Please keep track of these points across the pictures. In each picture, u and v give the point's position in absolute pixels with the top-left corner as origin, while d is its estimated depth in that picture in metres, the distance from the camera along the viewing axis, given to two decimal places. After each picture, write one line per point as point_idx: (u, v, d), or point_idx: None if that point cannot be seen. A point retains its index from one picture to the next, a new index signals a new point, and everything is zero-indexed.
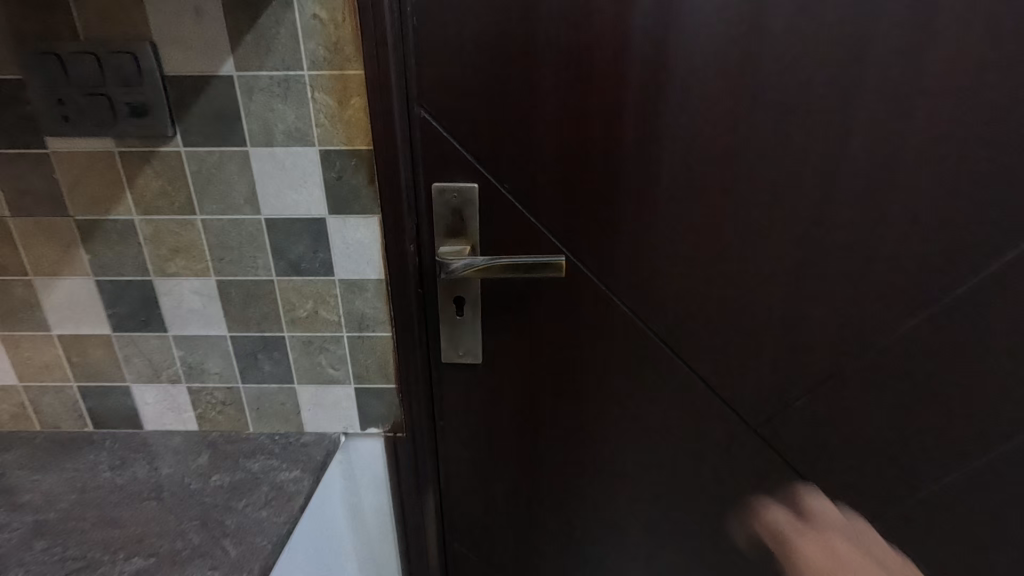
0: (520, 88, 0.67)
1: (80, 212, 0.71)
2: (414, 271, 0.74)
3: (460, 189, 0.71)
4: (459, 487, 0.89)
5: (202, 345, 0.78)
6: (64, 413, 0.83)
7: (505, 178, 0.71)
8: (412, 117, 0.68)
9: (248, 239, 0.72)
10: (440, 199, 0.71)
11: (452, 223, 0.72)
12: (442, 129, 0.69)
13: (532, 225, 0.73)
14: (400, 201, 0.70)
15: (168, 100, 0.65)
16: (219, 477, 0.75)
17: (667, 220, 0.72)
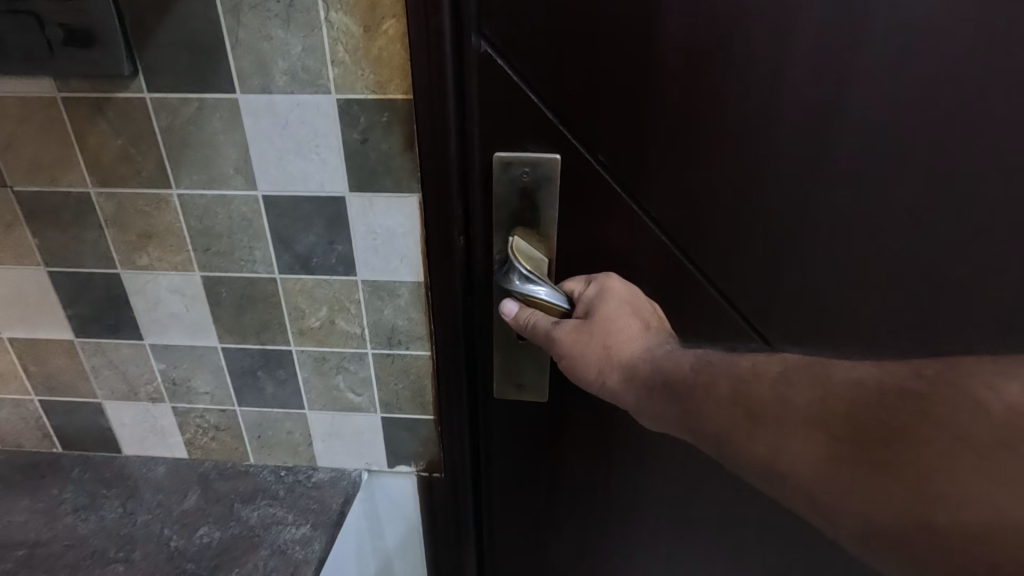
0: (633, 13, 0.44)
1: (20, 182, 0.53)
2: (465, 275, 0.55)
3: (533, 164, 0.50)
4: (505, 538, 0.70)
5: (189, 358, 0.60)
6: (26, 431, 0.67)
7: (599, 150, 0.49)
8: (469, 55, 0.47)
9: (241, 223, 0.53)
10: (505, 178, 0.51)
11: (519, 212, 0.52)
12: (511, 72, 0.47)
13: (634, 217, 0.51)
14: (449, 178, 0.50)
15: (122, 21, 0.45)
16: (207, 532, 0.59)
17: (832, 211, 0.49)
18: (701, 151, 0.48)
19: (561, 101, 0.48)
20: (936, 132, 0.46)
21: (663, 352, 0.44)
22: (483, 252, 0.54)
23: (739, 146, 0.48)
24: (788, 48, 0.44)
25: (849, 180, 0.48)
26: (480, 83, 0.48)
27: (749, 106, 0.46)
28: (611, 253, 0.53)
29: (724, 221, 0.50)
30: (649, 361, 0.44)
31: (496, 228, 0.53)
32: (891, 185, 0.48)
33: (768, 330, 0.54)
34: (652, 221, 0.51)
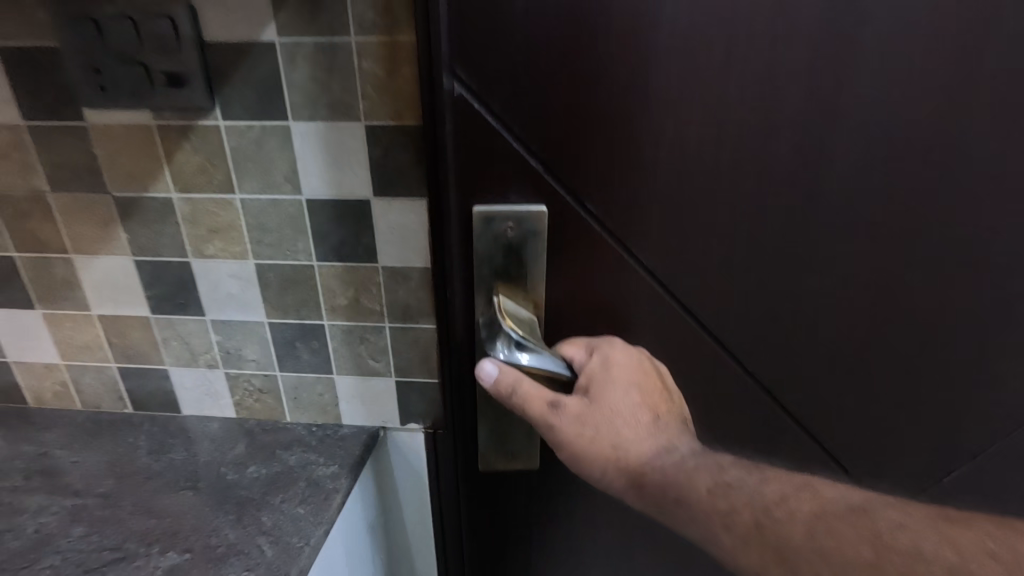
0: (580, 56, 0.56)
1: (117, 189, 0.68)
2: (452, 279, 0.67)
3: (506, 198, 0.62)
4: (483, 528, 0.82)
5: (241, 330, 0.75)
6: (104, 394, 0.81)
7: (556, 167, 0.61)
8: (446, 94, 0.58)
9: (288, 220, 0.67)
10: (485, 220, 0.63)
11: (495, 241, 0.64)
12: (482, 108, 0.58)
13: (584, 222, 0.63)
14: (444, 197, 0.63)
15: (207, 69, 0.60)
16: (256, 468, 0.72)
17: (747, 208, 0.62)
18: (638, 165, 0.60)
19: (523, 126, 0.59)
20: (816, 146, 0.59)
21: (675, 459, 0.61)
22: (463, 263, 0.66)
23: (672, 160, 0.60)
24: (704, 80, 0.56)
25: (756, 184, 0.61)
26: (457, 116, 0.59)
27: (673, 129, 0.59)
28: (568, 255, 0.65)
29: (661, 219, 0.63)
30: (659, 469, 0.60)
31: (477, 252, 0.65)
32: (787, 187, 0.61)
33: (699, 304, 0.67)
34: (600, 227, 0.64)
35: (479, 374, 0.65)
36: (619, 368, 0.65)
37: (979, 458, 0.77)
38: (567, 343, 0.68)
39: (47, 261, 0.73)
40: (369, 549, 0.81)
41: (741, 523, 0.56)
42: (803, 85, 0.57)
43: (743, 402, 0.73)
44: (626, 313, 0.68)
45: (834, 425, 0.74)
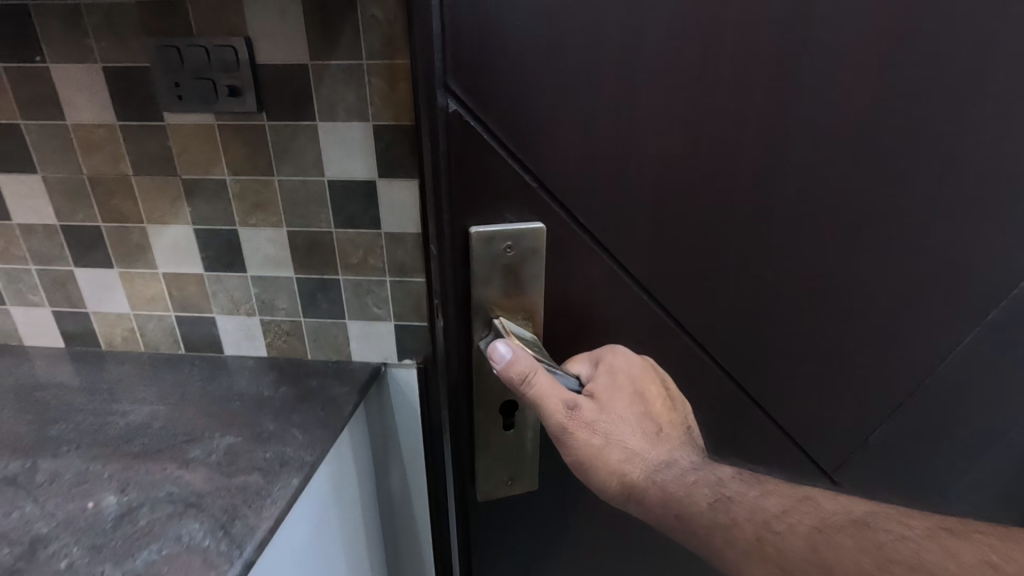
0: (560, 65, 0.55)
1: (184, 172, 0.89)
2: (449, 295, 0.65)
3: (502, 217, 0.62)
4: (489, 537, 0.81)
5: (274, 284, 0.96)
6: (164, 339, 1.03)
7: (544, 173, 0.60)
8: (438, 107, 0.56)
9: (313, 197, 0.89)
10: (486, 241, 0.62)
11: (496, 260, 0.63)
12: (478, 123, 0.57)
13: (572, 230, 0.63)
14: (440, 214, 0.62)
15: (258, 83, 0.82)
16: (286, 387, 0.93)
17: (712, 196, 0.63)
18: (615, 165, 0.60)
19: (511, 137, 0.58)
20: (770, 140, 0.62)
21: (685, 465, 0.68)
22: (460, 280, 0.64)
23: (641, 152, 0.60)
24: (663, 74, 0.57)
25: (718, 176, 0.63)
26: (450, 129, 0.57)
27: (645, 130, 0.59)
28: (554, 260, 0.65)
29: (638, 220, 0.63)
30: (664, 484, 0.65)
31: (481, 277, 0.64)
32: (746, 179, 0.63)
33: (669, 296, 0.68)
34: (588, 237, 0.64)
35: (491, 354, 0.63)
36: (628, 379, 0.68)
37: (926, 432, 0.81)
38: (570, 361, 0.69)
39: (126, 230, 0.95)
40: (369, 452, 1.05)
41: (740, 540, 0.58)
42: (755, 83, 0.59)
43: (711, 388, 0.73)
44: (599, 305, 0.68)
45: (801, 412, 0.77)
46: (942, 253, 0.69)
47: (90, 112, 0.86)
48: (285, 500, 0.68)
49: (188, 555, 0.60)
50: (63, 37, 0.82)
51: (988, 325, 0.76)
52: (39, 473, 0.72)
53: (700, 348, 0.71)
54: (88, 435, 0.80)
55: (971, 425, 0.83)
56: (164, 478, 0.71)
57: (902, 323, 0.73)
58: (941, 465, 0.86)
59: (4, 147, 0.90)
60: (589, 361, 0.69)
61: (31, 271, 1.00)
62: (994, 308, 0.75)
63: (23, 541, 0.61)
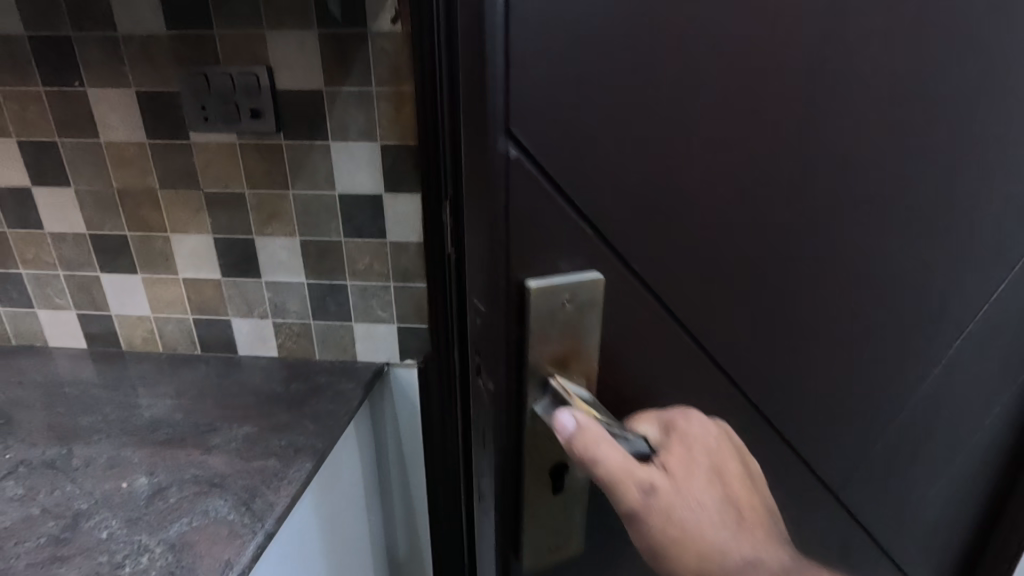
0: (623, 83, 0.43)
1: (207, 186, 0.98)
2: (499, 380, 0.50)
3: (554, 267, 0.48)
4: None
5: (286, 289, 1.04)
6: (181, 339, 1.10)
7: (604, 225, 0.47)
8: (496, 157, 0.43)
9: (325, 208, 0.97)
10: (543, 304, 0.48)
11: (553, 328, 0.49)
12: (543, 177, 0.44)
13: (634, 288, 0.51)
14: (496, 292, 0.48)
15: (277, 106, 0.91)
16: (297, 384, 1.00)
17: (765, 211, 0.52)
18: (679, 208, 0.49)
19: (568, 181, 0.45)
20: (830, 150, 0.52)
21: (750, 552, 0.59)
22: (502, 352, 0.49)
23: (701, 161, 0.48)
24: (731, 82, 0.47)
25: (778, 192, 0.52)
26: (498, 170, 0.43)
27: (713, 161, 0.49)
28: (610, 321, 0.51)
29: (700, 285, 0.53)
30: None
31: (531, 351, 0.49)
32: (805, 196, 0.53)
33: (724, 351, 0.57)
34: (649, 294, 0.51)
35: (557, 429, 0.50)
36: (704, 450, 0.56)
37: (934, 462, 0.79)
38: (638, 418, 0.55)
39: (150, 238, 1.02)
40: (371, 449, 1.12)
41: None
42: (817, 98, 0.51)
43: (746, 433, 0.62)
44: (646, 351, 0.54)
45: (834, 453, 0.69)
46: (966, 293, 0.68)
47: (123, 131, 0.95)
48: (299, 481, 0.75)
49: (216, 526, 0.67)
50: (101, 64, 0.90)
51: (993, 350, 0.75)
52: (74, 458, 0.79)
53: (751, 407, 0.61)
54: (115, 425, 0.87)
55: (977, 447, 0.83)
56: (189, 462, 0.78)
57: (927, 353, 0.69)
58: (944, 494, 0.84)
59: (41, 161, 0.98)
60: (658, 422, 0.56)
61: (59, 276, 1.07)
62: (1000, 334, 0.74)
63: (65, 515, 0.68)
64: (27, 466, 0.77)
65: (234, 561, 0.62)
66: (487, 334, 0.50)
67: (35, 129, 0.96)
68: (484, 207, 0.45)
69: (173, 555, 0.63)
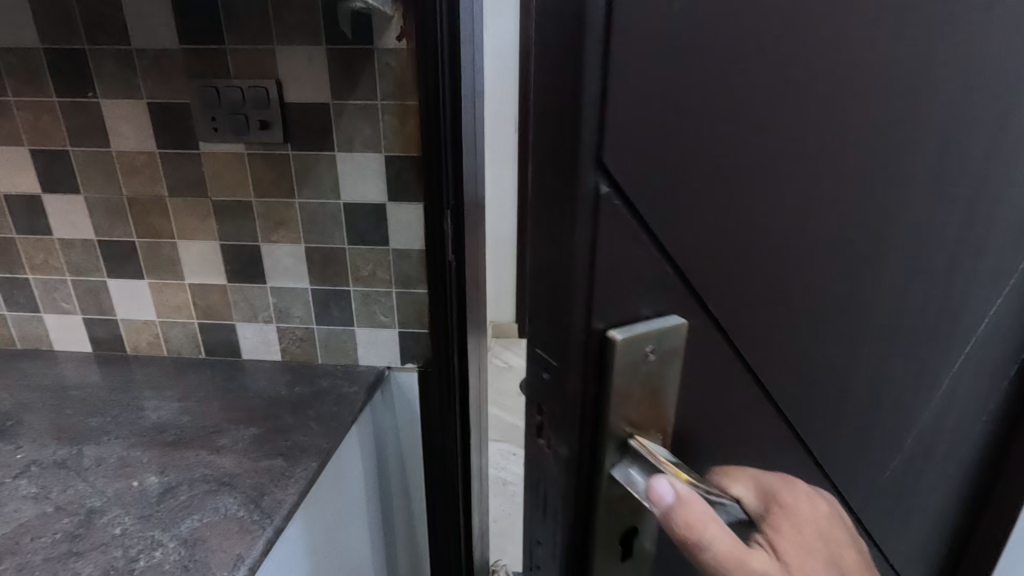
0: (723, 109, 0.35)
1: (215, 194, 1.00)
2: (570, 460, 0.40)
3: (633, 314, 0.38)
4: None
5: (290, 294, 1.07)
6: (186, 343, 1.13)
7: (685, 265, 0.38)
8: (582, 195, 0.34)
9: (330, 217, 1.01)
10: (627, 368, 0.38)
11: (637, 394, 0.39)
12: (634, 217, 0.35)
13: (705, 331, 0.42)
14: (571, 356, 0.38)
15: (285, 118, 0.95)
16: (301, 387, 1.03)
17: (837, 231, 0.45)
18: (761, 251, 0.41)
19: (655, 220, 0.36)
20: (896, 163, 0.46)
21: None
22: (574, 424, 0.39)
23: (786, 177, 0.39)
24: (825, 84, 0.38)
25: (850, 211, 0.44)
26: (581, 211, 0.34)
27: (806, 197, 0.41)
28: (687, 369, 0.42)
29: (771, 323, 0.44)
30: None
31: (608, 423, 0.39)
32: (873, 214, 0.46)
33: (792, 408, 0.49)
34: (722, 344, 0.43)
35: (651, 494, 0.39)
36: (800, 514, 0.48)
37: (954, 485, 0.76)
38: (729, 477, 0.46)
39: (158, 245, 1.05)
40: (373, 451, 1.14)
41: None
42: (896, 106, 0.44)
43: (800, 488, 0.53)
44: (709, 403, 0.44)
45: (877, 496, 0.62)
46: (999, 313, 0.64)
47: (134, 141, 0.98)
48: (304, 480, 0.78)
49: (226, 522, 0.69)
50: (115, 76, 0.94)
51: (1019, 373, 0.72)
52: (85, 458, 0.81)
53: (812, 462, 0.52)
54: (124, 427, 0.90)
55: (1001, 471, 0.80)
56: (198, 462, 0.81)
57: (960, 378, 0.65)
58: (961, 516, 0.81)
59: (53, 169, 1.01)
60: (751, 484, 0.47)
61: (66, 282, 1.09)
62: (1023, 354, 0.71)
63: (79, 512, 0.70)
64: (39, 466, 0.79)
65: (244, 556, 0.65)
66: (555, 405, 0.40)
67: (48, 138, 0.99)
68: (560, 248, 0.36)
69: (186, 550, 0.65)
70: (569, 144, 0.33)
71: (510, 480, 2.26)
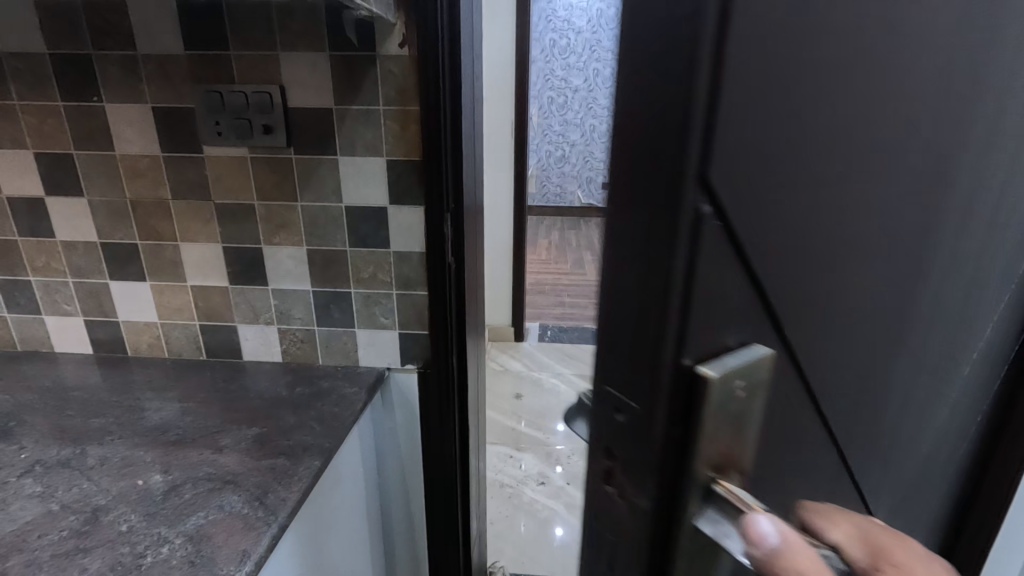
0: (823, 115, 0.31)
1: (218, 197, 1.02)
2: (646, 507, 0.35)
3: (722, 347, 0.33)
4: None
5: (292, 296, 1.08)
6: (188, 345, 1.13)
7: (775, 289, 0.34)
8: (682, 213, 0.29)
9: (331, 219, 1.02)
10: (718, 406, 0.33)
11: (726, 434, 0.34)
12: (733, 236, 0.31)
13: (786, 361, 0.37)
14: (656, 393, 0.33)
15: (288, 123, 0.96)
16: (303, 388, 1.04)
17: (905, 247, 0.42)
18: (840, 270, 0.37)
19: (751, 239, 0.31)
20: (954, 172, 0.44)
21: None
22: (651, 470, 0.35)
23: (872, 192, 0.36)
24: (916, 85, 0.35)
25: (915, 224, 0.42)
26: (677, 223, 0.30)
27: (883, 204, 0.38)
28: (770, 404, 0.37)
29: (843, 349, 0.41)
30: None
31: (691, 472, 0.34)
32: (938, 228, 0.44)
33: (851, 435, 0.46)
34: (798, 369, 0.38)
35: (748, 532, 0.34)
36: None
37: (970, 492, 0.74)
38: (829, 522, 0.42)
39: (161, 247, 1.06)
40: (371, 451, 1.16)
41: None
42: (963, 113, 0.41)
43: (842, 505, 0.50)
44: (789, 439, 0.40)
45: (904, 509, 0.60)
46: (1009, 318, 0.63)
47: (138, 145, 0.99)
48: (307, 478, 0.79)
49: (231, 519, 0.70)
50: (120, 81, 0.95)
51: None
52: (89, 458, 0.82)
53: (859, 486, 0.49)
54: (127, 427, 0.90)
55: None
56: (201, 461, 0.82)
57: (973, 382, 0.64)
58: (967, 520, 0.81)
59: (56, 172, 1.02)
60: (857, 536, 0.41)
61: (68, 284, 1.10)
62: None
63: (85, 510, 0.71)
64: (43, 465, 0.80)
65: (250, 551, 0.66)
66: (628, 445, 0.35)
67: (52, 141, 1.00)
68: (648, 272, 0.31)
69: (192, 546, 0.66)
70: (667, 154, 0.29)
71: (507, 483, 2.26)
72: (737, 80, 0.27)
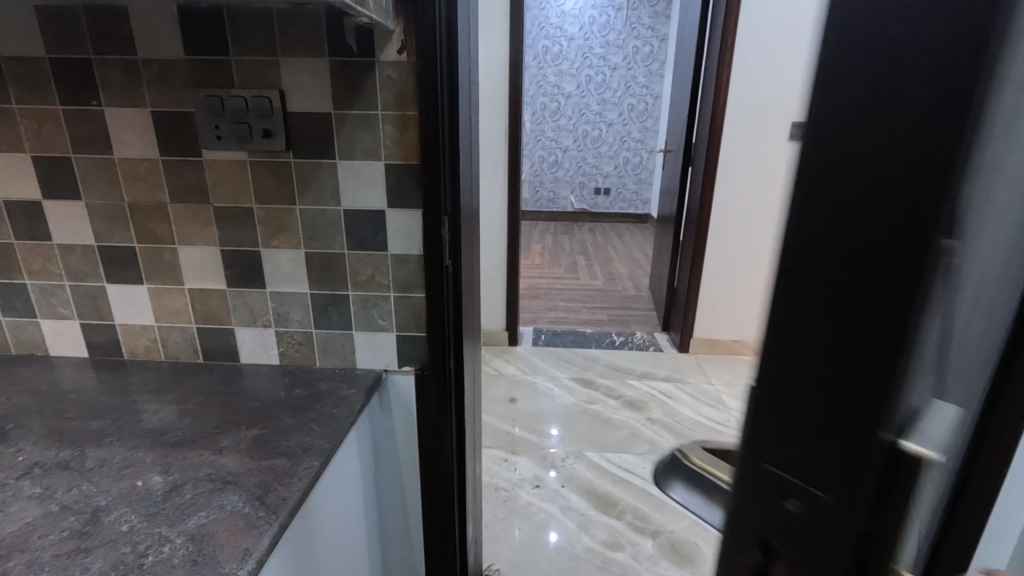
0: (1003, 147, 0.30)
1: (217, 201, 1.03)
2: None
3: (913, 399, 0.31)
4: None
5: (290, 299, 1.09)
6: (184, 348, 1.14)
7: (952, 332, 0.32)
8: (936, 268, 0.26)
9: (330, 222, 1.03)
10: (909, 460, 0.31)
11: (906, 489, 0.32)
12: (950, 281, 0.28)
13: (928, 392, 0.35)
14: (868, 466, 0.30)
15: (288, 127, 0.97)
16: (301, 390, 1.05)
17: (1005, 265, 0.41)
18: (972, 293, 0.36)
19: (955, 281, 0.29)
20: None
21: None
22: (848, 549, 0.31)
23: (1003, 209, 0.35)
24: None
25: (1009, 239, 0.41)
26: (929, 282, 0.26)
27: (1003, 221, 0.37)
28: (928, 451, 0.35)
29: (956, 371, 0.39)
30: None
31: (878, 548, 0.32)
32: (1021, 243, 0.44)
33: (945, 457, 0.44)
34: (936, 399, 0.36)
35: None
36: None
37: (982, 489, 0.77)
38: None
39: (159, 250, 1.07)
40: (369, 452, 1.16)
41: None
42: None
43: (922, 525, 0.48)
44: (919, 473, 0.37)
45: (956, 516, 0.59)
46: None
47: (137, 148, 1.00)
48: (308, 478, 0.80)
49: (232, 519, 0.71)
50: (121, 86, 0.96)
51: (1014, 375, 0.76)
52: (88, 459, 0.82)
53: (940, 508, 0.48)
54: (125, 429, 0.90)
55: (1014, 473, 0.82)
56: (201, 462, 0.82)
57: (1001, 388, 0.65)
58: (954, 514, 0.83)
59: (54, 176, 1.02)
60: None
61: (64, 287, 1.10)
62: None
63: (85, 511, 0.72)
64: (41, 467, 0.80)
65: (252, 549, 0.67)
66: (809, 522, 0.32)
67: (50, 145, 1.00)
68: (874, 334, 0.28)
69: (193, 545, 0.67)
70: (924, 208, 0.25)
71: (502, 486, 2.27)
72: (989, 116, 0.24)
